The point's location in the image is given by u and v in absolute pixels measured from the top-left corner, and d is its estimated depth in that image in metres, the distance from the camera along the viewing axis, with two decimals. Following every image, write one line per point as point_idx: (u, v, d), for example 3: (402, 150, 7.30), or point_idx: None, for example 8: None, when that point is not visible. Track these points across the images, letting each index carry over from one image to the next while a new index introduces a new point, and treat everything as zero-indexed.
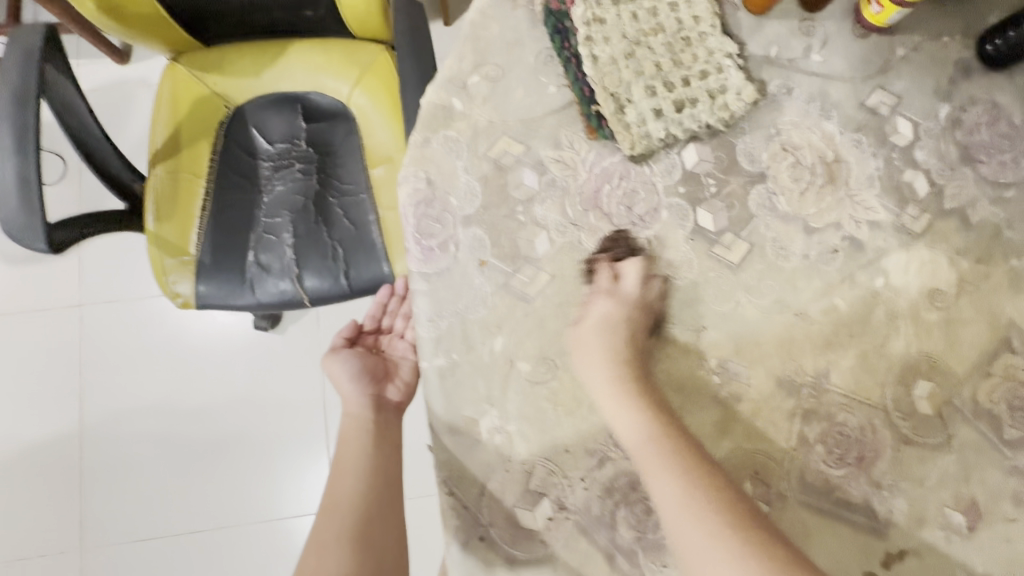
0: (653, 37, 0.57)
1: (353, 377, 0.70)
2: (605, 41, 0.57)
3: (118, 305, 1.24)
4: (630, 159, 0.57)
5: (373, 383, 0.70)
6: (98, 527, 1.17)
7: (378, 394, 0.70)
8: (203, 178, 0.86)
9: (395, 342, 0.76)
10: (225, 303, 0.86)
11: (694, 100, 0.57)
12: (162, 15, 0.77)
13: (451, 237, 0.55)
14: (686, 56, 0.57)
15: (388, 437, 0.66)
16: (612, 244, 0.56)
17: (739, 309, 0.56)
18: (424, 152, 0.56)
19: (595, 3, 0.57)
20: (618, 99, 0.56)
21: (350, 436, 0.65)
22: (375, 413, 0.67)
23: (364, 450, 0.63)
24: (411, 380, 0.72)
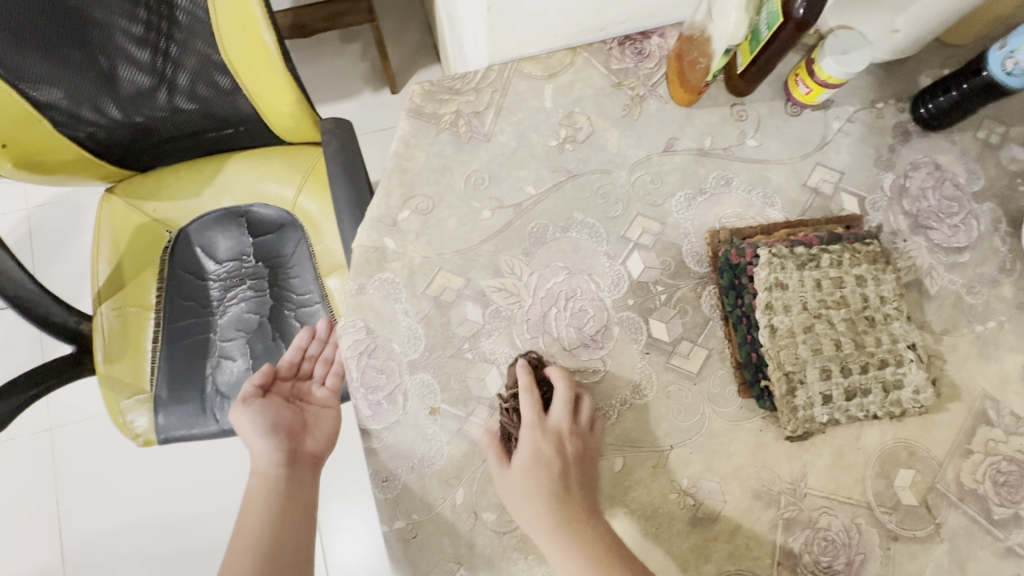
0: (834, 310, 0.54)
1: (266, 431, 0.60)
2: (785, 308, 0.53)
3: (87, 424, 1.20)
4: (787, 437, 0.53)
5: (288, 438, 0.60)
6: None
7: (293, 449, 0.60)
8: (152, 310, 0.84)
9: (316, 390, 0.67)
10: (185, 435, 0.82)
11: (866, 390, 0.53)
12: (87, 157, 0.76)
13: (398, 386, 0.53)
14: (869, 340, 0.53)
15: (305, 502, 0.57)
16: (567, 370, 0.54)
17: (705, 422, 0.53)
18: (360, 299, 0.54)
19: (780, 265, 0.53)
20: (790, 377, 0.52)
21: (255, 504, 0.55)
22: (289, 471, 0.58)
23: (267, 518, 0.54)
24: (332, 430, 0.64)
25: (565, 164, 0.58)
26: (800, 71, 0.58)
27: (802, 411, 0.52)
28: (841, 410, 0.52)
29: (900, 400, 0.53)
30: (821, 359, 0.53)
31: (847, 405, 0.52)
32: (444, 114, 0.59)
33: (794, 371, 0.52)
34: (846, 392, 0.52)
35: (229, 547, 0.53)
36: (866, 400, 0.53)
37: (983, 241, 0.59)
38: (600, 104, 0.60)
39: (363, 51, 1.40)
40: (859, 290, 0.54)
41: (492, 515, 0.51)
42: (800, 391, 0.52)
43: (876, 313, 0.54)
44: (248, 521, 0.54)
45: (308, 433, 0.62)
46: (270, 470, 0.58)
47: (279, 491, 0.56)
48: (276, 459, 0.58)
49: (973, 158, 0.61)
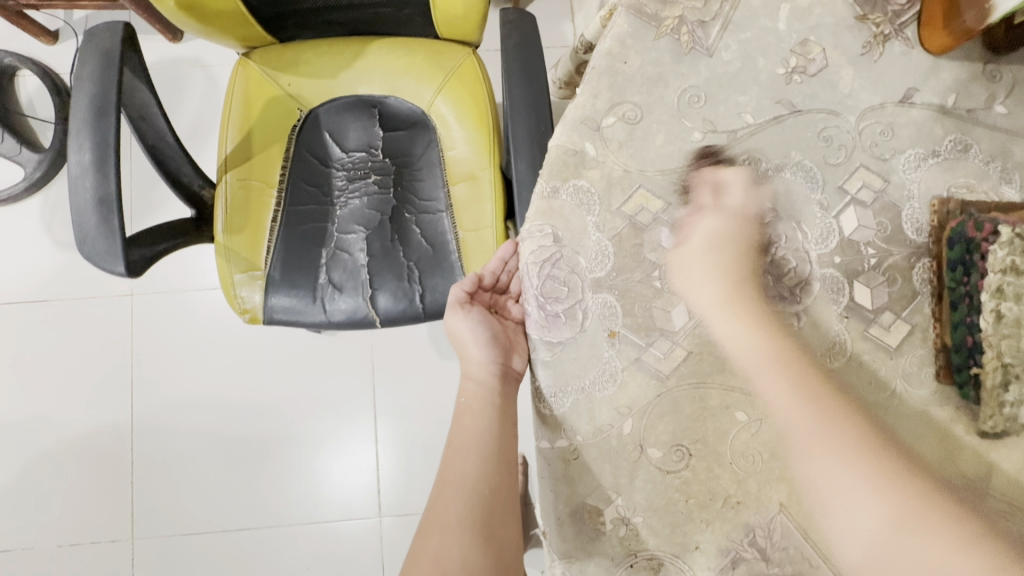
0: None
1: (482, 342, 0.56)
2: (1018, 297, 0.45)
3: (169, 296, 1.21)
4: (980, 433, 0.49)
5: (501, 352, 0.56)
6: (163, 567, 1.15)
7: (505, 364, 0.56)
8: (274, 188, 0.81)
9: (518, 304, 0.61)
10: (293, 319, 0.81)
11: None
12: (242, 12, 0.71)
13: (579, 302, 0.49)
14: None
15: (514, 420, 0.53)
16: (757, 318, 0.50)
17: (895, 401, 0.50)
18: (551, 203, 0.50)
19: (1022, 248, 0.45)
20: (1008, 371, 0.46)
21: (471, 412, 0.52)
22: (501, 385, 0.54)
23: (487, 430, 0.51)
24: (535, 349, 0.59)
25: (790, 97, 0.52)
26: None
27: (1007, 407, 0.47)
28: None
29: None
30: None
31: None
32: (666, 18, 0.53)
33: (1014, 364, 0.46)
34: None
35: (445, 450, 0.50)
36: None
37: None
38: (839, 37, 0.53)
39: None
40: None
41: (658, 452, 0.48)
42: (1015, 386, 0.47)
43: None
44: (468, 429, 0.51)
45: (518, 350, 0.57)
46: (486, 379, 0.54)
47: (495, 405, 0.53)
48: (492, 370, 0.55)
49: None
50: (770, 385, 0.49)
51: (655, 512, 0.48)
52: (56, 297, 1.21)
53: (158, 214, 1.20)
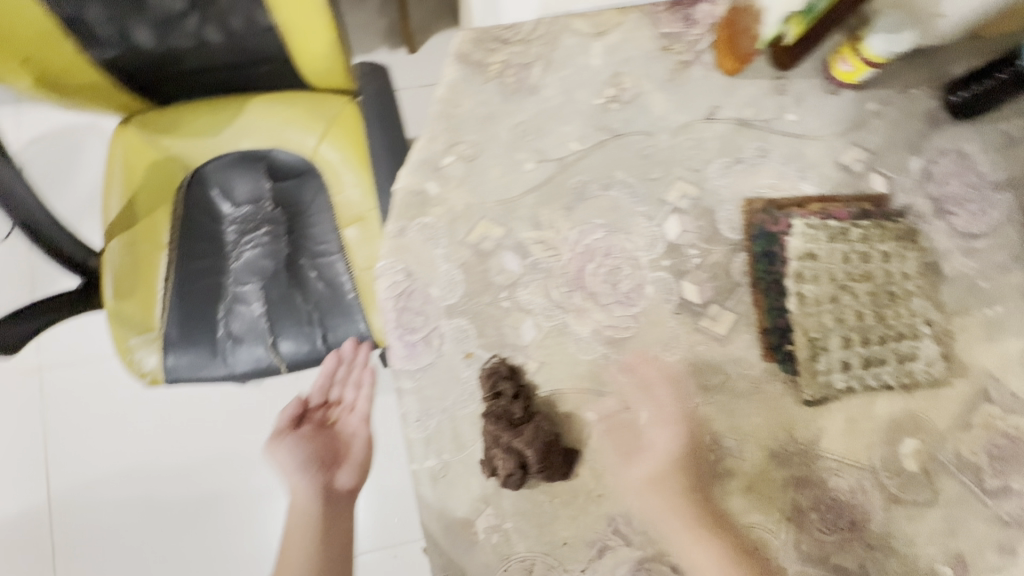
0: (858, 285, 0.57)
1: (301, 467, 0.62)
2: (813, 279, 0.57)
3: (81, 366, 1.17)
4: (806, 403, 0.56)
5: (323, 472, 0.62)
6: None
7: (328, 483, 0.62)
8: (164, 249, 0.82)
9: (348, 417, 0.68)
10: (195, 376, 0.81)
11: (881, 360, 0.57)
12: (105, 83, 0.73)
13: (435, 329, 0.53)
14: (888, 313, 0.57)
15: (342, 536, 0.58)
16: (599, 324, 0.55)
17: (729, 383, 0.55)
18: (400, 241, 0.54)
19: (812, 237, 0.58)
20: (813, 344, 0.56)
21: (296, 538, 0.57)
22: (325, 506, 0.59)
23: (312, 549, 0.56)
24: (364, 459, 0.65)
25: (610, 123, 0.59)
26: (845, 48, 0.59)
27: (822, 375, 0.56)
28: (861, 379, 0.57)
29: (912, 371, 0.58)
30: (842, 329, 0.56)
31: (867, 372, 0.57)
32: (491, 64, 0.58)
33: (818, 337, 0.56)
34: (866, 360, 0.56)
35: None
36: (882, 370, 0.57)
37: (999, 230, 0.62)
38: (647, 66, 0.60)
39: (383, 7, 1.36)
40: (883, 266, 0.58)
41: None
42: (823, 356, 0.56)
43: (897, 286, 0.58)
44: (296, 550, 0.56)
45: (343, 465, 0.63)
46: (305, 504, 0.59)
47: (319, 527, 0.58)
48: (312, 494, 0.60)
49: (998, 149, 0.64)
50: (617, 383, 0.54)
51: (523, 516, 0.51)
52: None
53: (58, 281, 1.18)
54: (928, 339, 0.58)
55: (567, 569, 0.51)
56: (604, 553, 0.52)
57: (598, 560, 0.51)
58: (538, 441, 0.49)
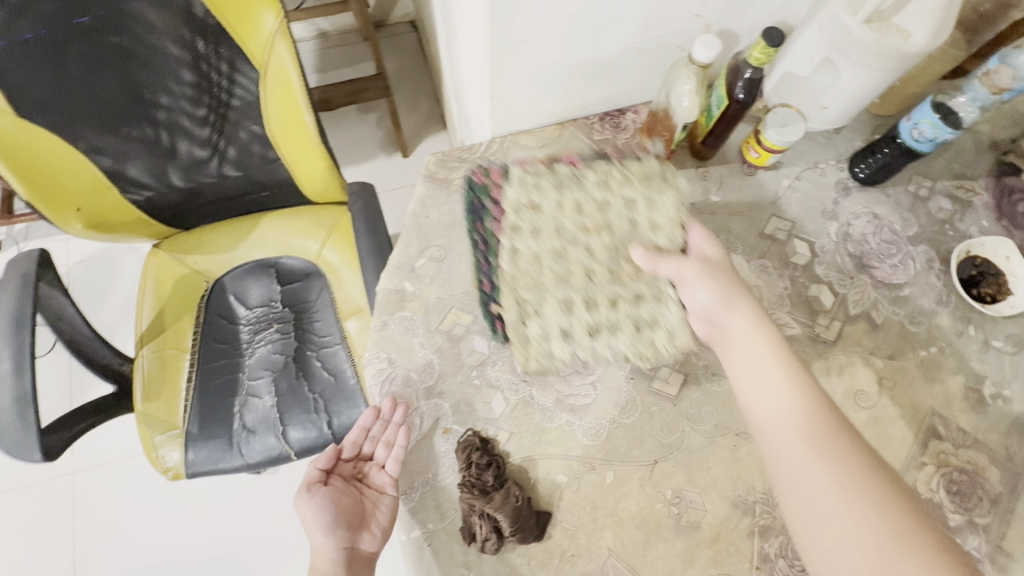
0: (595, 237, 0.59)
1: (323, 528, 0.63)
2: (533, 234, 0.60)
3: (108, 467, 1.23)
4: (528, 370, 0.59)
5: (346, 533, 0.64)
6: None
7: (352, 544, 0.64)
8: (187, 352, 0.92)
9: (378, 472, 0.68)
10: (213, 469, 0.88)
11: (616, 328, 0.58)
12: (143, 218, 0.88)
13: (414, 408, 0.60)
14: (626, 271, 0.58)
15: None
16: (561, 393, 0.62)
17: (684, 439, 0.61)
18: (383, 334, 0.63)
19: (535, 185, 0.62)
20: (526, 306, 0.58)
21: None
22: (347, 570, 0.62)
23: None
24: (388, 524, 0.66)
25: None
26: (751, 140, 0.70)
27: (539, 344, 0.57)
28: (584, 348, 0.57)
29: (653, 337, 0.58)
30: (565, 291, 0.58)
31: (590, 343, 0.57)
32: (455, 178, 0.71)
33: (530, 298, 0.58)
34: (589, 328, 0.57)
35: None
36: (614, 340, 0.58)
37: (919, 277, 0.69)
38: None
39: (379, 121, 1.56)
40: (628, 213, 0.60)
41: None
42: (535, 321, 0.58)
43: (651, 243, 0.59)
44: None
45: (367, 529, 0.65)
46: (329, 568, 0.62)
47: None
48: (334, 557, 0.62)
49: (906, 208, 0.72)
50: (582, 446, 0.60)
51: None
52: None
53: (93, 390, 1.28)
54: (673, 305, 0.58)
55: None
56: None
57: None
58: (507, 506, 0.54)
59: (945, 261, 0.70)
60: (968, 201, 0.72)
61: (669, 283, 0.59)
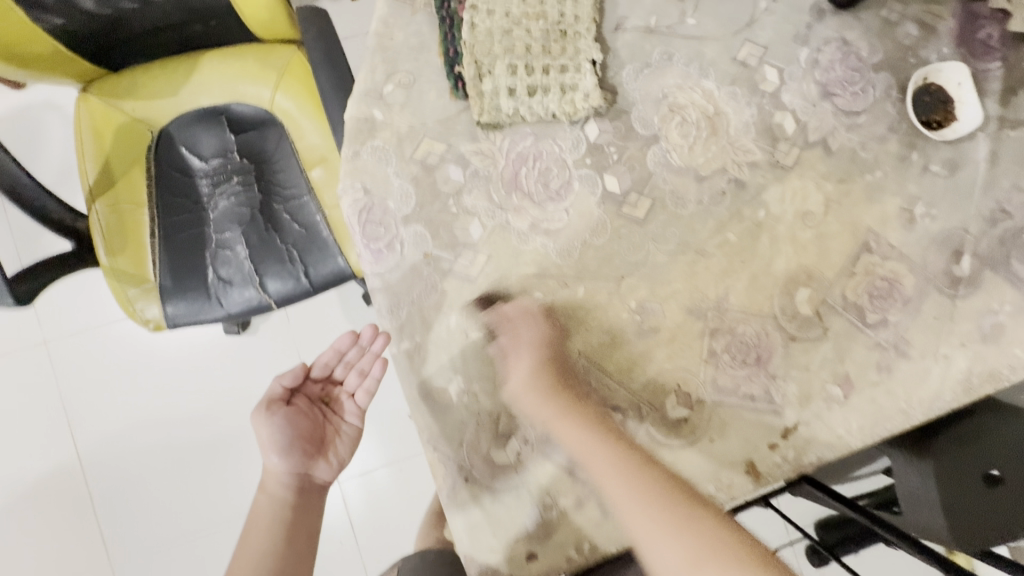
0: (534, 21, 0.64)
1: (278, 447, 0.69)
2: (488, 12, 0.64)
3: (82, 335, 1.25)
4: (479, 125, 0.64)
5: (301, 458, 0.70)
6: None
7: (307, 471, 0.71)
8: (144, 207, 0.89)
9: (347, 399, 0.76)
10: (195, 320, 0.90)
11: (546, 88, 0.64)
12: (61, 51, 0.78)
13: (395, 236, 0.62)
14: (556, 48, 0.64)
15: (311, 529, 0.68)
16: (536, 218, 0.64)
17: (649, 257, 0.66)
18: (356, 164, 0.63)
19: None
20: (479, 66, 0.63)
21: (261, 525, 0.66)
22: (297, 495, 0.69)
23: (279, 538, 0.65)
24: (344, 458, 0.73)
25: None
26: None
27: (489, 99, 0.63)
28: (523, 105, 0.63)
29: (574, 102, 0.64)
30: (510, 58, 0.63)
31: (529, 100, 0.63)
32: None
33: (484, 62, 0.63)
34: (528, 88, 0.63)
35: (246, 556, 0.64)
36: (545, 98, 0.64)
37: (877, 105, 0.72)
38: None
39: None
40: (559, 6, 0.66)
41: (480, 334, 0.63)
42: (487, 79, 0.63)
43: (572, 28, 0.66)
44: (255, 543, 0.64)
45: (324, 458, 0.72)
46: (281, 488, 0.68)
47: (287, 515, 0.67)
48: (285, 481, 0.69)
49: (875, 35, 0.73)
50: (556, 266, 0.64)
51: (487, 379, 0.63)
52: None
53: (40, 249, 1.22)
54: (589, 73, 0.65)
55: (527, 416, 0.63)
56: None
57: None
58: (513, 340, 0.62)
59: (902, 88, 0.72)
60: (935, 26, 0.73)
61: (590, 58, 0.65)
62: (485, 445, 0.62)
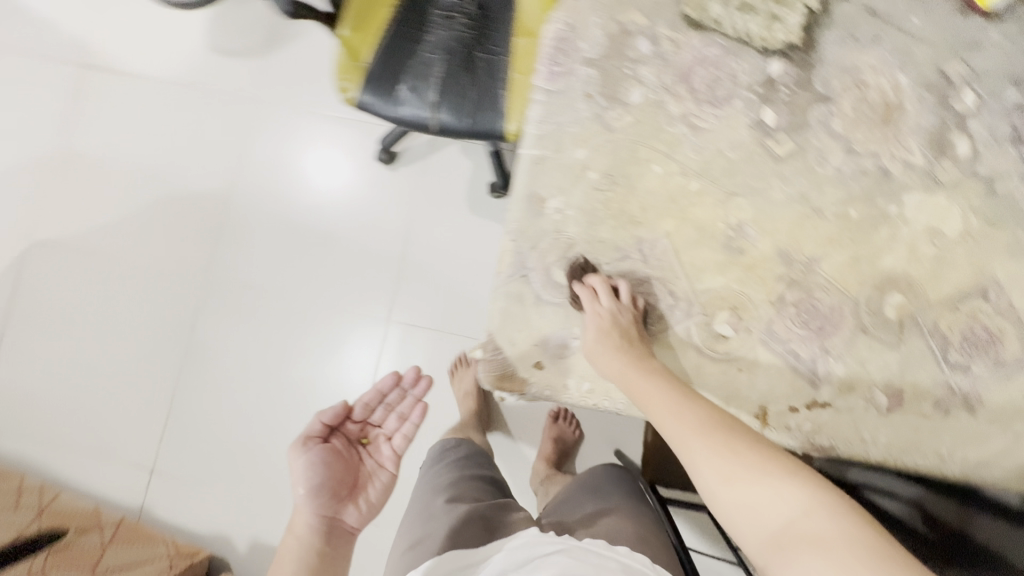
0: None
1: (312, 482, 0.78)
2: None
3: (279, 111, 1.53)
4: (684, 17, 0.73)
5: (329, 496, 0.79)
6: (205, 347, 1.50)
7: (339, 505, 0.80)
8: (390, 10, 1.10)
9: (382, 442, 0.90)
10: (376, 109, 1.06)
11: (754, 12, 0.73)
12: None
13: (572, 69, 0.73)
14: None
15: (338, 547, 0.75)
16: (689, 111, 0.72)
17: (767, 190, 0.71)
18: (573, 4, 0.75)
19: None
20: None
21: (292, 539, 0.73)
22: (325, 534, 0.75)
23: (306, 551, 0.71)
24: (375, 497, 0.83)
25: None
26: None
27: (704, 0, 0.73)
28: (730, 16, 0.73)
29: (774, 33, 0.73)
30: None
31: (736, 15, 0.73)
32: None
33: None
34: (740, 6, 0.73)
35: (276, 554, 0.71)
36: (749, 19, 0.73)
37: None
38: None
39: None
40: None
41: (595, 175, 0.72)
42: None
43: None
44: (286, 564, 0.69)
45: (355, 499, 0.82)
46: (307, 525, 0.75)
47: (314, 545, 0.73)
48: (316, 513, 0.76)
49: None
50: (685, 156, 0.71)
51: (581, 211, 0.71)
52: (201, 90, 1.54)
53: (288, 32, 1.53)
54: (797, 16, 0.73)
55: (596, 256, 0.72)
56: (624, 259, 0.72)
57: (618, 261, 0.72)
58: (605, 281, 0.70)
59: None
60: None
61: (804, 8, 0.73)
62: (551, 260, 0.71)
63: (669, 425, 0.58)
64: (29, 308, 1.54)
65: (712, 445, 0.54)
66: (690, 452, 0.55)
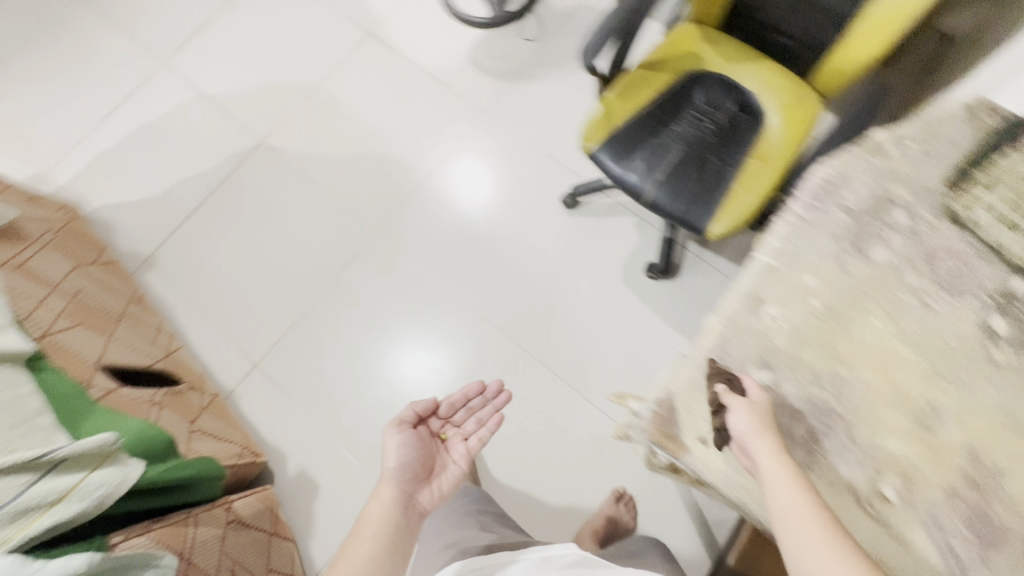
0: None
1: (400, 460, 1.01)
2: None
3: (497, 128, 1.75)
4: (946, 209, 0.80)
5: (410, 479, 1.00)
6: (348, 289, 1.67)
7: (417, 490, 1.01)
8: (652, 92, 1.25)
9: (458, 442, 1.11)
10: (606, 165, 1.21)
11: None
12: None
13: (828, 210, 0.82)
14: None
15: (407, 534, 0.94)
16: (923, 288, 0.78)
17: (976, 388, 0.73)
18: (847, 160, 0.85)
19: None
20: (988, 181, 0.79)
21: (374, 513, 0.93)
22: (402, 510, 0.97)
23: (384, 528, 0.91)
24: (445, 488, 1.05)
25: None
26: None
27: (974, 201, 0.78)
28: (996, 224, 0.76)
29: None
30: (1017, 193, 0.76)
31: (1004, 225, 0.76)
32: (985, 119, 0.85)
33: (995, 181, 0.78)
34: (1012, 218, 0.76)
35: (357, 528, 0.91)
36: (1016, 234, 0.75)
37: None
38: None
39: None
40: None
41: (817, 303, 0.78)
42: (986, 191, 0.78)
43: None
44: (366, 537, 0.89)
45: (429, 486, 1.03)
46: (389, 498, 0.96)
47: (392, 521, 0.93)
48: (398, 490, 0.98)
49: None
50: (906, 323, 0.76)
51: (794, 328, 0.78)
52: (445, 88, 1.81)
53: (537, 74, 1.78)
54: None
55: (791, 371, 0.76)
56: (818, 387, 0.75)
57: (812, 386, 0.75)
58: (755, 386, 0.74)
59: None
60: None
61: None
62: (749, 356, 0.78)
63: (784, 506, 0.64)
64: (231, 190, 1.78)
65: (827, 545, 0.60)
66: (803, 548, 0.61)
